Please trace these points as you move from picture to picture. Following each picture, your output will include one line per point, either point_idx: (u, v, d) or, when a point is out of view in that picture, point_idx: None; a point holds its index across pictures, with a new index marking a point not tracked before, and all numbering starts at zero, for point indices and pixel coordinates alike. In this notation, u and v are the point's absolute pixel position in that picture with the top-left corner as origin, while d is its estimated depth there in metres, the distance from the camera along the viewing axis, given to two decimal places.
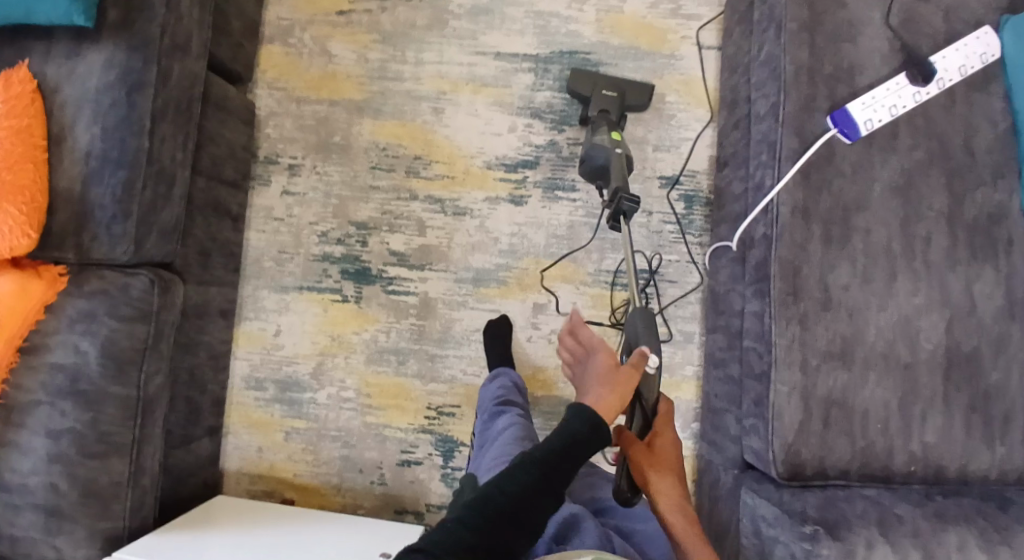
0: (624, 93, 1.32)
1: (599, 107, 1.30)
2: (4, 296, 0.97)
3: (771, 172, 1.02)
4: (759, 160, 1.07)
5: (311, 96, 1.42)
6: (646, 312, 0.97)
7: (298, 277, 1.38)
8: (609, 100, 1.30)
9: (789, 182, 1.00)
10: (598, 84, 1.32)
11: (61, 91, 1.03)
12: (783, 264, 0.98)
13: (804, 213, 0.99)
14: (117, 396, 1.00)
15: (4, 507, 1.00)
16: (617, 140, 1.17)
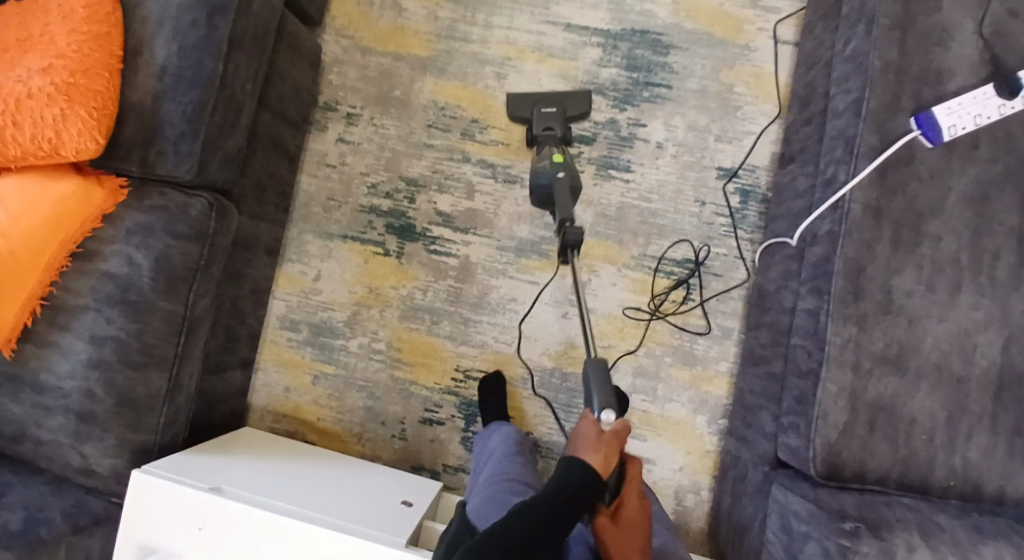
0: (566, 104, 1.33)
1: (544, 125, 1.29)
2: (65, 197, 0.99)
3: (845, 167, 1.01)
4: (832, 158, 1.05)
5: (377, 49, 1.42)
6: (601, 365, 1.01)
7: (343, 226, 1.39)
8: (551, 116, 1.30)
9: (863, 179, 0.98)
10: (538, 102, 1.33)
11: (143, 5, 1.05)
12: (848, 262, 0.97)
13: (876, 212, 0.97)
14: (164, 311, 1.02)
15: (41, 406, 1.02)
16: (558, 162, 1.14)
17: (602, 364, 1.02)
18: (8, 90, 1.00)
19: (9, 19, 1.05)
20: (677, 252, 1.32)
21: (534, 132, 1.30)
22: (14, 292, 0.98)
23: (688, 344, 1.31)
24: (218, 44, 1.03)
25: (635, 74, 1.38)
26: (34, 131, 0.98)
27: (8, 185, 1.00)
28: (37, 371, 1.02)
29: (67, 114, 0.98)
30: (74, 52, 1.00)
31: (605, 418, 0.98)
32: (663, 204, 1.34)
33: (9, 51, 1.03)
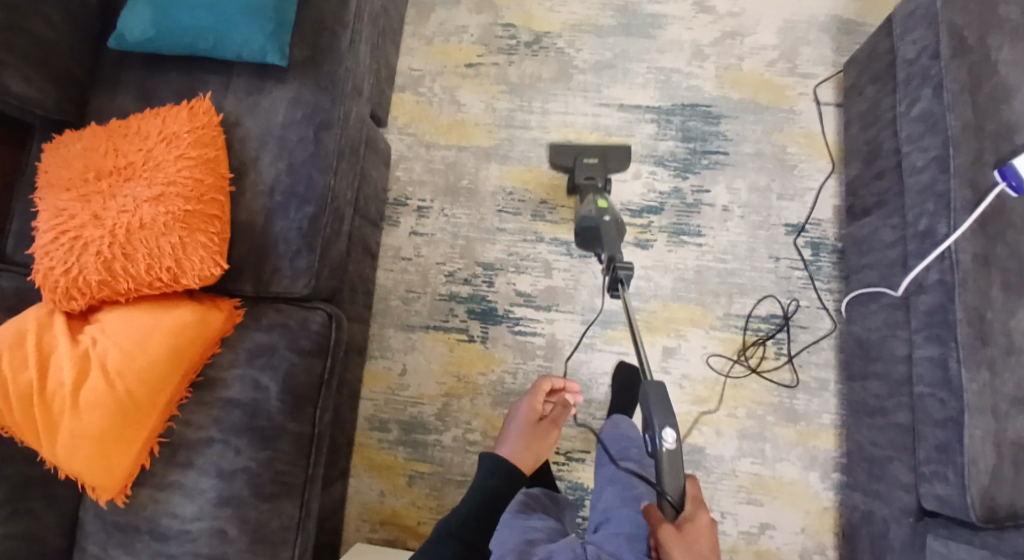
0: (605, 161, 1.36)
1: (586, 174, 1.33)
2: (188, 323, 1.00)
3: (945, 221, 1.05)
4: (923, 211, 1.11)
5: (441, 142, 1.46)
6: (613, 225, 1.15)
7: (424, 316, 1.39)
8: (594, 167, 1.34)
9: (966, 231, 1.03)
10: (579, 154, 1.36)
11: (242, 124, 1.11)
12: (968, 310, 1.01)
13: (985, 260, 1.03)
14: (293, 434, 1.02)
15: (164, 553, 0.99)
16: (604, 208, 1.17)
17: (664, 390, 0.92)
18: (114, 221, 1.01)
19: (101, 146, 1.06)
20: (763, 309, 1.34)
21: (576, 181, 1.34)
22: (134, 430, 0.97)
23: (788, 401, 1.31)
24: (326, 159, 1.10)
25: (691, 144, 1.42)
26: (149, 263, 0.99)
27: (117, 320, 1.00)
28: (157, 516, 0.99)
29: (187, 243, 1.01)
30: (186, 179, 1.03)
31: (666, 437, 0.90)
32: (739, 263, 1.37)
33: (106, 181, 1.04)
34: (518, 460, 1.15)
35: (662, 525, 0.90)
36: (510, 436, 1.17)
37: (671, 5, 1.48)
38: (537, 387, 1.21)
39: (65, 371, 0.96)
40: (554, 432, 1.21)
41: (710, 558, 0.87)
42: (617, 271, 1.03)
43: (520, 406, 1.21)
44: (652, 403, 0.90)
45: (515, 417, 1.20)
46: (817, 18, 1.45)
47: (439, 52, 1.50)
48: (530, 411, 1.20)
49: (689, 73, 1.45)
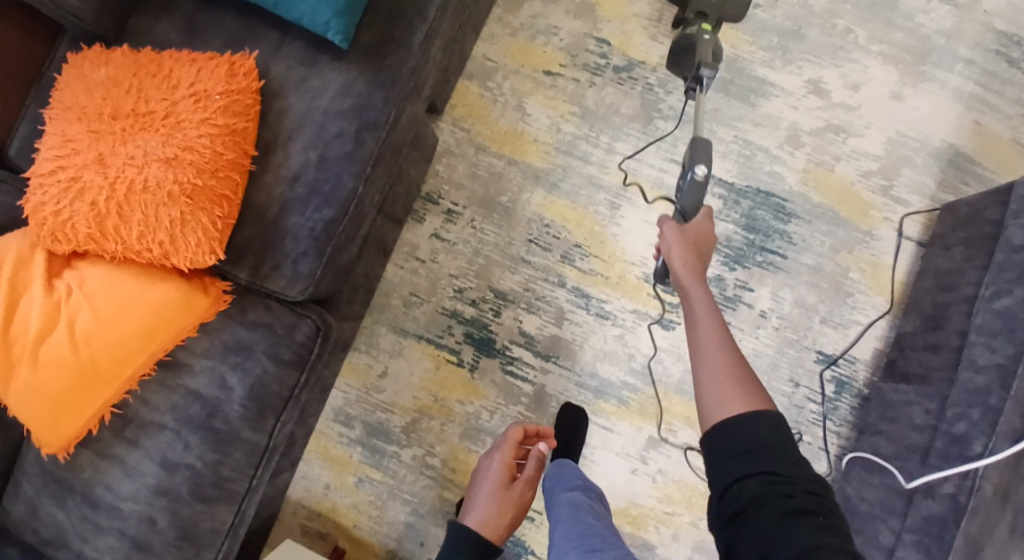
0: (725, 1, 1.26)
1: (699, 9, 1.25)
2: (169, 303, 0.96)
3: (983, 440, 0.97)
4: (964, 414, 1.02)
5: (492, 148, 1.35)
6: (716, 45, 1.17)
7: (421, 325, 1.33)
8: (711, 2, 1.24)
9: (1001, 460, 0.95)
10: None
11: (286, 97, 1.01)
12: (968, 538, 0.95)
13: (1005, 495, 0.95)
14: (248, 443, 1.00)
15: (92, 522, 0.99)
16: (707, 28, 1.19)
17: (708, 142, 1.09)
18: (117, 173, 0.93)
19: (125, 79, 0.97)
20: None
21: (685, 16, 1.27)
22: (89, 397, 0.94)
23: None
24: (360, 163, 1.00)
25: (751, 235, 1.30)
26: (143, 231, 0.92)
27: (98, 277, 0.96)
28: (94, 484, 0.98)
29: (188, 220, 0.93)
30: (205, 148, 0.94)
31: (696, 170, 1.06)
32: (755, 375, 1.28)
33: (120, 122, 0.95)
34: (487, 529, 1.07)
35: (666, 222, 1.01)
36: (476, 503, 1.09)
37: (784, 76, 1.32)
38: (508, 438, 1.16)
39: (33, 318, 0.93)
40: (529, 491, 1.12)
41: (707, 243, 1.00)
42: (701, 71, 1.15)
43: (493, 462, 1.14)
44: (696, 146, 1.08)
45: (484, 479, 1.13)
46: (931, 141, 1.29)
47: (520, 51, 1.36)
48: (500, 470, 1.13)
49: (776, 157, 1.31)
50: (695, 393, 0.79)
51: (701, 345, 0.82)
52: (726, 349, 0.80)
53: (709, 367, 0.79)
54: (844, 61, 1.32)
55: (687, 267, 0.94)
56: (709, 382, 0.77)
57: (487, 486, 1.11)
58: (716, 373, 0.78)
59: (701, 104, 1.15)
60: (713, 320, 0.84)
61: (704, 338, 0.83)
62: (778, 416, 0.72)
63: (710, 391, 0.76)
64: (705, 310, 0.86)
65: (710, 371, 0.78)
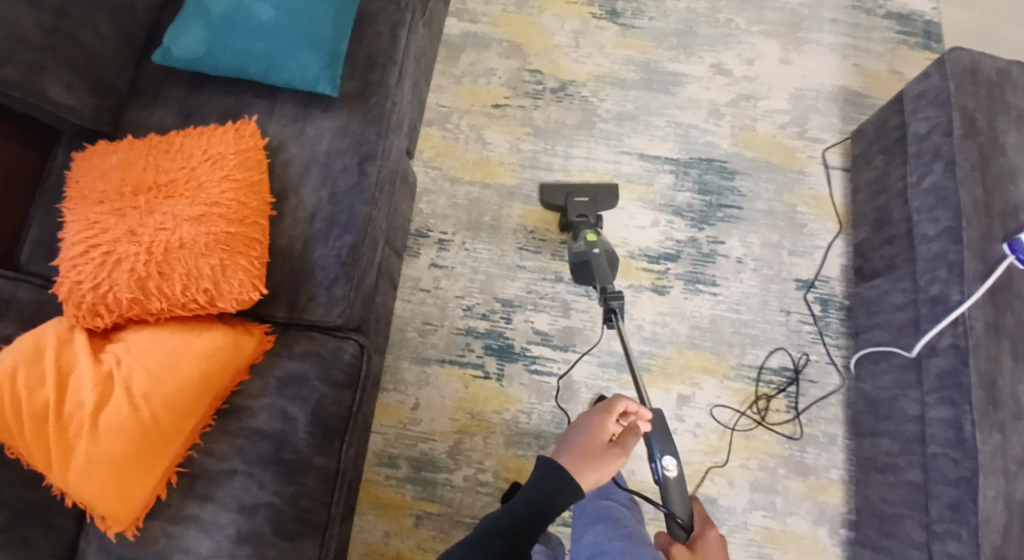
0: (595, 198, 1.35)
1: (578, 212, 1.33)
2: (220, 349, 0.97)
3: (957, 288, 1.11)
4: (935, 276, 1.16)
5: (465, 177, 1.48)
6: (610, 253, 1.21)
7: (441, 350, 1.39)
8: (584, 205, 1.33)
9: (979, 299, 1.09)
10: (571, 192, 1.35)
11: (287, 149, 1.12)
12: (981, 376, 1.06)
13: (994, 328, 1.08)
14: (319, 469, 0.99)
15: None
16: (594, 241, 1.21)
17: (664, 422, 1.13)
18: (150, 239, 0.98)
19: (139, 160, 1.05)
20: (774, 361, 1.38)
21: (567, 218, 1.34)
22: (155, 459, 0.92)
23: (798, 455, 1.34)
24: (369, 191, 1.10)
25: (707, 197, 1.47)
26: (186, 283, 0.97)
27: (145, 340, 0.97)
28: (171, 551, 0.94)
29: (227, 265, 0.99)
30: (231, 201, 1.02)
31: (666, 463, 1.10)
32: (752, 314, 1.40)
33: (144, 197, 1.02)
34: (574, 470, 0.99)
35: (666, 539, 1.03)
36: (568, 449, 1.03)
37: (691, 66, 1.55)
38: (609, 405, 1.08)
39: (85, 392, 0.92)
40: (622, 460, 1.03)
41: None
42: (610, 301, 1.15)
43: (591, 421, 1.07)
44: (654, 432, 1.12)
45: (582, 430, 1.06)
46: (824, 87, 1.54)
47: (468, 92, 1.53)
48: (597, 432, 1.05)
49: (706, 129, 1.51)
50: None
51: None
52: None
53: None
54: (735, 44, 1.57)
55: None
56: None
57: (582, 436, 1.04)
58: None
59: (620, 328, 1.16)
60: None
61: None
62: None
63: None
64: None
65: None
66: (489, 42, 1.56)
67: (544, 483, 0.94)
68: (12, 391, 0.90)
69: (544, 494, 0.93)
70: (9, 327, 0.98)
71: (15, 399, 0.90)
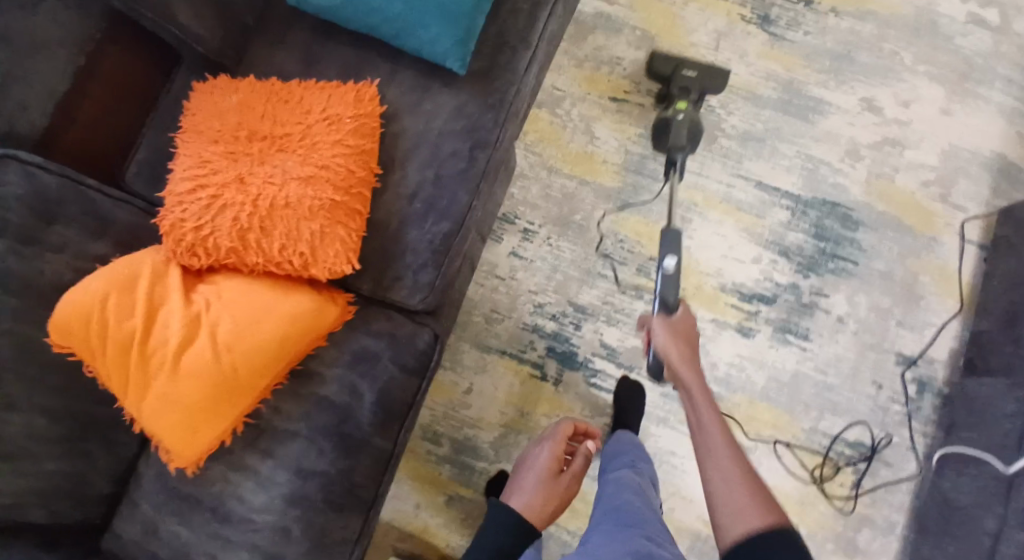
0: (705, 75, 1.34)
1: (682, 84, 1.33)
2: (303, 312, 0.97)
3: None
4: None
5: (564, 169, 1.42)
6: (694, 125, 1.27)
7: (503, 341, 1.37)
8: (690, 79, 1.33)
9: None
10: (681, 62, 1.35)
11: (400, 119, 1.08)
12: None
13: None
14: (376, 449, 1.00)
15: (221, 537, 0.97)
16: (682, 108, 1.28)
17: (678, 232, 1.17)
18: (258, 191, 0.98)
19: (259, 105, 1.04)
20: (851, 434, 1.30)
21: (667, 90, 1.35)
22: (227, 409, 0.94)
23: (850, 533, 1.27)
24: (474, 180, 1.06)
25: (822, 244, 1.36)
26: (285, 244, 0.97)
27: (236, 290, 0.97)
28: (225, 496, 0.98)
29: (326, 233, 0.98)
30: (340, 166, 1.00)
31: (667, 264, 1.12)
32: (839, 379, 1.31)
33: (258, 145, 1.01)
34: (532, 513, 1.08)
35: (657, 318, 1.07)
36: (525, 487, 1.10)
37: (838, 95, 1.41)
38: (559, 432, 1.16)
39: (171, 331, 0.93)
40: (573, 485, 1.13)
41: (693, 333, 1.07)
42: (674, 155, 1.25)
43: (541, 455, 1.14)
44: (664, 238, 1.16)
45: (532, 464, 1.14)
46: (981, 152, 1.38)
47: (587, 78, 1.44)
48: (549, 460, 1.13)
49: (839, 170, 1.38)
50: (710, 503, 0.80)
51: (713, 452, 0.84)
52: (740, 471, 0.81)
53: (725, 484, 0.80)
54: (894, 81, 1.41)
55: (684, 368, 0.99)
56: (727, 496, 0.78)
57: (534, 473, 1.11)
58: (736, 492, 0.78)
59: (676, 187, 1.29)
60: (723, 431, 0.87)
61: (717, 445, 0.85)
62: (796, 533, 0.73)
63: (731, 503, 0.77)
64: (712, 426, 0.88)
65: (725, 481, 0.80)
66: (620, 27, 1.45)
67: (497, 526, 1.00)
68: (101, 316, 0.91)
69: (499, 539, 1.00)
70: (105, 248, 0.99)
71: (103, 324, 0.92)
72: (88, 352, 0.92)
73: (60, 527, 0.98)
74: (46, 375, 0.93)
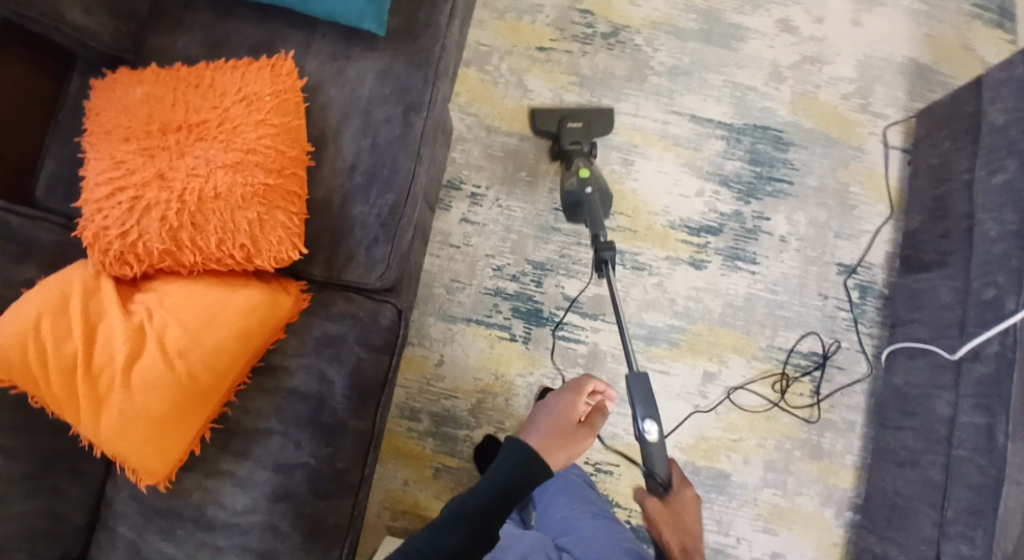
0: (589, 123, 1.35)
1: (572, 139, 1.32)
2: (256, 307, 0.92)
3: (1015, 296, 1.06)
4: (991, 280, 1.11)
5: (503, 127, 1.40)
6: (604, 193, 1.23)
7: (467, 308, 1.36)
8: (579, 131, 1.33)
9: None
10: (564, 117, 1.35)
11: (324, 91, 1.03)
12: None
13: None
14: (355, 432, 0.96)
15: (210, 545, 0.91)
16: (585, 180, 1.18)
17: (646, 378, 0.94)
18: (182, 185, 0.90)
19: (168, 94, 0.96)
20: (805, 345, 1.35)
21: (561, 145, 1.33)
22: (193, 418, 0.88)
23: (816, 438, 1.34)
24: (413, 145, 1.03)
25: (758, 168, 1.39)
26: (221, 238, 0.90)
27: (179, 292, 0.91)
28: (206, 503, 0.92)
29: (265, 220, 0.92)
30: (268, 148, 0.94)
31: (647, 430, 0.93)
32: (789, 296, 1.36)
33: (174, 136, 0.93)
34: (545, 450, 0.91)
35: (649, 500, 0.94)
36: (540, 427, 0.95)
37: (756, 19, 1.43)
38: (578, 384, 1.04)
39: (117, 346, 0.86)
40: (592, 442, 0.97)
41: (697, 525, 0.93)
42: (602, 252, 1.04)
43: (559, 403, 1.01)
44: (635, 390, 0.93)
45: (548, 412, 1.00)
46: (894, 58, 1.44)
47: (511, 30, 1.42)
48: (567, 408, 1.00)
49: (766, 93, 1.41)
50: None
51: None
52: None
53: None
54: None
55: None
56: None
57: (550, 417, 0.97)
58: None
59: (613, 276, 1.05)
60: None
61: None
62: None
63: None
64: None
65: None
66: None
67: (510, 465, 0.83)
68: (36, 341, 0.83)
69: (508, 474, 0.83)
70: (27, 270, 0.90)
71: (41, 349, 0.83)
72: (30, 382, 0.84)
73: None
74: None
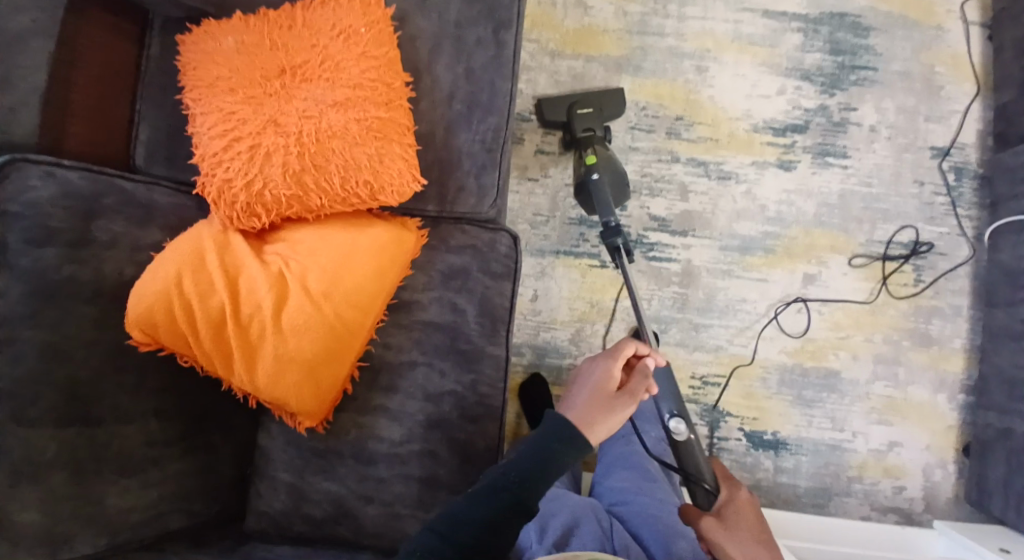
0: (600, 107, 1.26)
1: (584, 125, 1.24)
2: (384, 244, 0.94)
3: None
4: None
5: (566, 52, 1.36)
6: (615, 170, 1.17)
7: (555, 241, 1.34)
8: (589, 117, 1.25)
9: None
10: (573, 103, 1.26)
11: (411, 21, 1.00)
12: None
13: None
14: (493, 358, 0.98)
15: (372, 477, 0.95)
16: (592, 165, 1.16)
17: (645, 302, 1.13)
18: (298, 129, 0.90)
19: (262, 39, 0.94)
20: (905, 236, 1.33)
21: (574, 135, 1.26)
22: (341, 356, 0.91)
23: (923, 326, 1.33)
24: (508, 64, 1.00)
25: (840, 58, 1.35)
26: (345, 177, 0.90)
27: (310, 237, 0.92)
28: (363, 440, 0.95)
29: (384, 154, 0.92)
30: (374, 82, 0.93)
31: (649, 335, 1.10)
32: (883, 188, 1.34)
33: (279, 81, 0.92)
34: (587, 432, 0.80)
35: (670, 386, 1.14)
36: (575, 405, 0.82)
37: None
38: (619, 347, 0.88)
39: (261, 295, 0.88)
40: (633, 411, 0.84)
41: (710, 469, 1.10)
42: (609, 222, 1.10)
43: (595, 370, 0.86)
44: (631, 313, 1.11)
45: (585, 382, 0.85)
46: None
47: None
48: (607, 376, 0.85)
49: None
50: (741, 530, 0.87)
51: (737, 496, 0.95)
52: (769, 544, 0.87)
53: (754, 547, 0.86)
54: None
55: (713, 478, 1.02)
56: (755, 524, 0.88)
57: (588, 388, 0.84)
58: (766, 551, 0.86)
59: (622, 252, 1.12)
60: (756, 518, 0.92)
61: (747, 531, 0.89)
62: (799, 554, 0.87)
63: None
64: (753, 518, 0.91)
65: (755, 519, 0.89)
66: None
67: (548, 435, 0.78)
68: (183, 297, 0.85)
69: (546, 446, 0.77)
70: (155, 234, 0.91)
71: (187, 305, 0.85)
72: (179, 340, 0.86)
73: (202, 522, 0.94)
74: (145, 378, 0.87)
